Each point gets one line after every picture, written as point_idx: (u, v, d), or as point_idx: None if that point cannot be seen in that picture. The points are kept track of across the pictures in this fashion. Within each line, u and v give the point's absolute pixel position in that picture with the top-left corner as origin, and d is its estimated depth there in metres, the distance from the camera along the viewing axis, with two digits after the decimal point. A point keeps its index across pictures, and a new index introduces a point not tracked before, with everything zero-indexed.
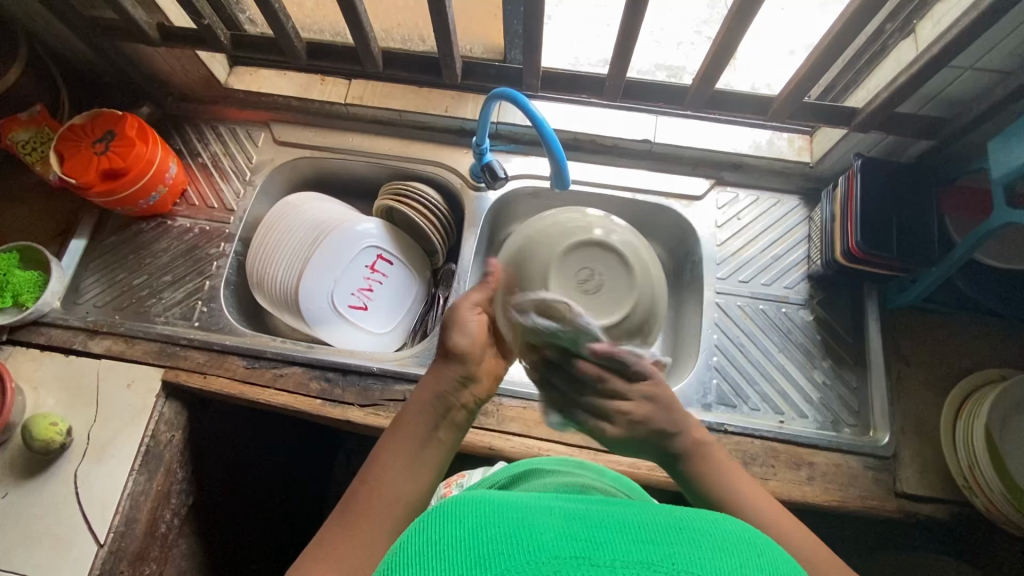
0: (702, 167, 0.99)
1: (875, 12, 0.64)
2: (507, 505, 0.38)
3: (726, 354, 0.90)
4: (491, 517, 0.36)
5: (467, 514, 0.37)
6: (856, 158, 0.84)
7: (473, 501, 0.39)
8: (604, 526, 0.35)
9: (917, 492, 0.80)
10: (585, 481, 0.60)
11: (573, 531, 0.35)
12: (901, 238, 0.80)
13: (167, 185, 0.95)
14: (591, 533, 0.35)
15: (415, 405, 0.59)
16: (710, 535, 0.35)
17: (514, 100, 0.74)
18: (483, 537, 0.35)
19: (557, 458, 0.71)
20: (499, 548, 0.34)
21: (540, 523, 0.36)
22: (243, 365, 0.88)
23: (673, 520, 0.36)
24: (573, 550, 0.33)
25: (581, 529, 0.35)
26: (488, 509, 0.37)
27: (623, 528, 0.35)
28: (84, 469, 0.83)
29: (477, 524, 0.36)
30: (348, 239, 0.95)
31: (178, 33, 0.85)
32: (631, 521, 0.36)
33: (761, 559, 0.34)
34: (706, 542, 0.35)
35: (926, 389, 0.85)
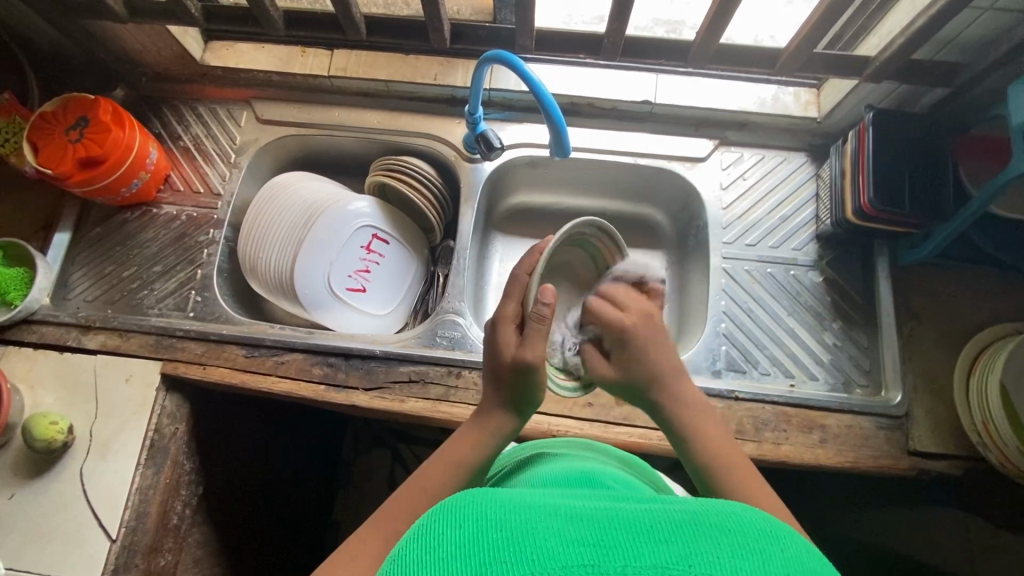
0: (705, 127, 0.95)
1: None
2: (514, 504, 0.37)
3: (735, 320, 0.88)
4: (496, 519, 0.35)
5: (469, 519, 0.36)
6: (867, 111, 0.80)
7: (477, 501, 0.37)
8: (616, 524, 0.34)
9: (929, 450, 0.80)
10: (598, 466, 0.60)
11: (581, 534, 0.34)
12: (914, 194, 0.77)
13: (148, 171, 0.91)
14: (602, 534, 0.33)
15: (466, 441, 0.58)
16: (728, 532, 0.34)
17: (509, 63, 0.70)
18: (487, 543, 0.34)
19: (565, 441, 0.70)
20: (504, 553, 0.33)
21: (546, 526, 0.34)
22: (243, 354, 0.86)
23: (687, 516, 0.35)
24: (581, 557, 0.32)
25: (590, 530, 0.34)
26: (491, 514, 0.36)
27: (633, 528, 0.34)
28: (90, 466, 0.82)
29: (481, 526, 0.35)
30: (342, 220, 0.92)
31: (146, 8, 0.79)
32: (640, 518, 0.35)
33: (784, 556, 0.33)
34: (723, 541, 0.33)
35: (938, 347, 0.84)
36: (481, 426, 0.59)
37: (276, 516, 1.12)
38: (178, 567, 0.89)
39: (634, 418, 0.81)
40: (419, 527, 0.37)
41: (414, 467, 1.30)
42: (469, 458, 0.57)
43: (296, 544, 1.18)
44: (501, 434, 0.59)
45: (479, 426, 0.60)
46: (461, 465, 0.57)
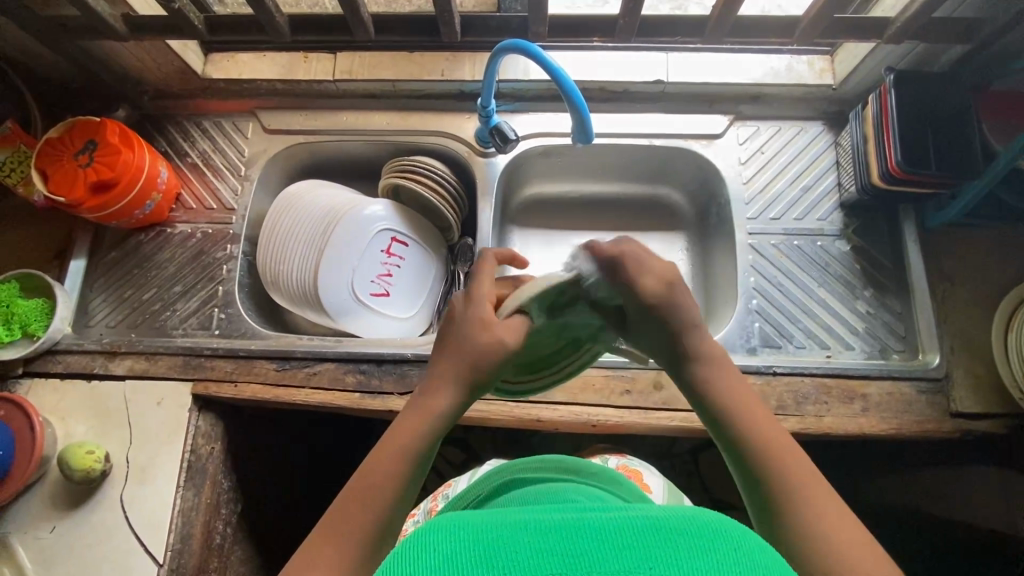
0: (720, 102, 0.94)
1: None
2: (481, 524, 0.37)
3: (766, 296, 0.87)
4: (467, 538, 0.35)
5: (442, 538, 0.35)
6: (887, 73, 0.79)
7: (447, 525, 0.37)
8: (583, 537, 0.35)
9: (972, 410, 0.79)
10: (583, 486, 0.57)
11: (547, 546, 0.34)
12: (942, 154, 0.76)
13: (160, 192, 0.90)
14: (569, 547, 0.34)
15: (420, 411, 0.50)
16: (690, 534, 0.34)
17: (527, 52, 0.68)
18: (458, 561, 0.34)
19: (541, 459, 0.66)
20: (475, 569, 0.33)
21: (514, 540, 0.35)
22: (273, 368, 0.85)
23: (650, 522, 0.35)
24: (552, 568, 0.33)
25: (556, 543, 0.34)
26: (461, 535, 0.36)
27: (599, 539, 0.34)
28: (129, 492, 0.81)
29: (450, 548, 0.34)
30: (359, 225, 0.90)
31: (147, 24, 0.77)
32: (604, 526, 0.35)
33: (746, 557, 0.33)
34: (684, 541, 0.34)
35: (973, 306, 0.83)
36: (430, 394, 0.51)
37: None
38: None
39: (675, 402, 0.80)
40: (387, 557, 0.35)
41: None
42: (415, 439, 0.49)
43: None
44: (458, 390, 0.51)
45: (426, 397, 0.51)
46: (410, 449, 0.48)
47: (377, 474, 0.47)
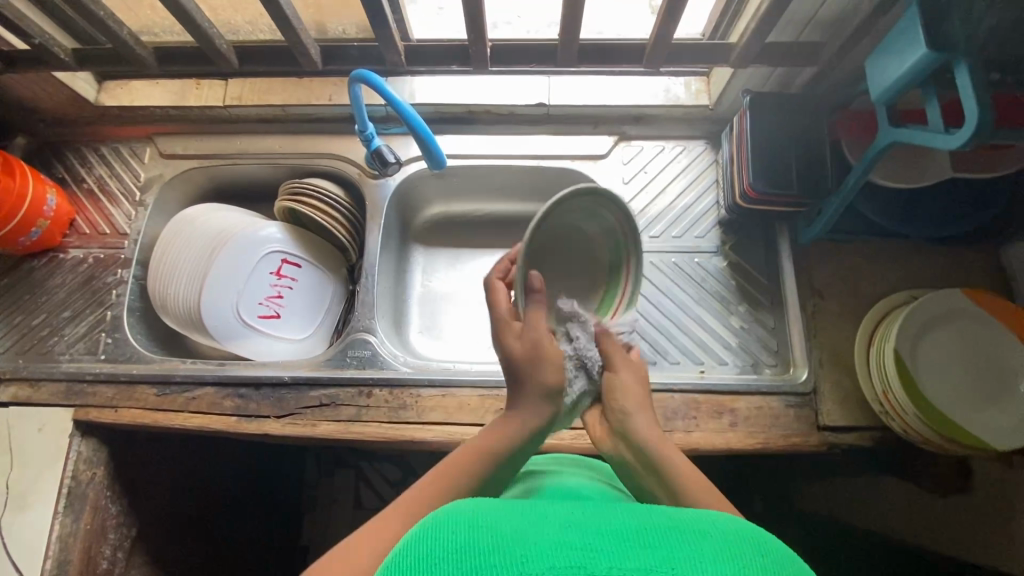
0: (603, 124, 0.96)
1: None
2: (504, 516, 0.37)
3: (643, 313, 0.89)
4: (486, 531, 0.36)
5: (461, 527, 0.36)
6: (744, 96, 0.81)
7: (464, 516, 0.37)
8: (605, 532, 0.36)
9: (838, 424, 0.81)
10: (587, 483, 0.58)
11: (571, 539, 0.35)
12: (795, 174, 0.78)
13: (48, 219, 0.91)
14: (591, 541, 0.35)
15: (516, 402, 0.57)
16: (706, 540, 0.35)
17: (371, 83, 0.72)
18: (482, 548, 0.34)
19: (549, 457, 0.70)
20: (492, 557, 0.34)
21: (540, 533, 0.35)
22: (154, 394, 0.85)
23: (669, 526, 0.36)
24: (570, 561, 0.33)
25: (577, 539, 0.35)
26: (480, 523, 0.37)
27: (624, 537, 0.35)
28: (6, 519, 0.82)
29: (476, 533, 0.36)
30: (246, 248, 0.92)
31: (15, 56, 0.78)
32: (625, 527, 0.36)
33: (762, 560, 0.34)
34: (704, 547, 0.34)
35: (843, 320, 0.85)
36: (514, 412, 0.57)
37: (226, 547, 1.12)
38: None
39: None
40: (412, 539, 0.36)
41: (377, 484, 1.31)
42: (500, 445, 0.55)
43: None
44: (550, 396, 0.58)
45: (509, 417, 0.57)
46: (486, 457, 0.54)
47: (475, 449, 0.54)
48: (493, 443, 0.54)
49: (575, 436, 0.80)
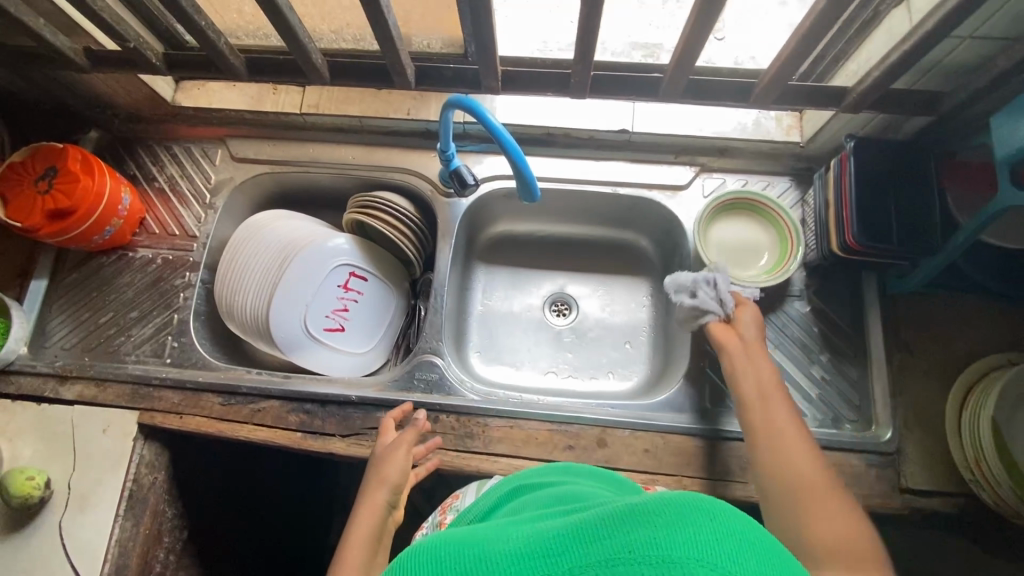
0: (684, 154, 0.93)
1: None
2: (460, 544, 0.38)
3: (720, 356, 0.86)
4: (443, 561, 0.37)
5: (422, 564, 0.37)
6: (848, 139, 0.78)
7: (427, 550, 0.39)
8: (560, 536, 0.35)
9: (922, 487, 0.77)
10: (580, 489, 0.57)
11: (528, 551, 0.35)
12: (900, 226, 0.74)
13: (122, 218, 0.91)
14: (547, 549, 0.35)
15: (369, 508, 0.69)
16: (661, 513, 0.33)
17: (472, 109, 0.72)
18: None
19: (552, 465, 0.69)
20: None
21: (491, 553, 0.36)
22: (220, 403, 0.85)
23: (621, 508, 0.35)
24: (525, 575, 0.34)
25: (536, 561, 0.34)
26: (440, 556, 0.37)
27: (579, 535, 0.34)
28: (68, 520, 0.82)
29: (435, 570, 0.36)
30: (317, 261, 0.90)
31: (105, 56, 0.77)
32: (579, 525, 0.35)
33: (716, 522, 0.33)
34: (658, 520, 0.33)
35: (931, 378, 0.81)
36: (382, 471, 0.72)
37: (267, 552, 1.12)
38: None
39: (617, 461, 0.79)
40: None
41: None
42: (382, 500, 0.70)
43: None
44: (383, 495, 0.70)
45: (383, 475, 0.72)
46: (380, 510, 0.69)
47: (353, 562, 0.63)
48: (363, 555, 0.64)
49: (646, 481, 0.77)
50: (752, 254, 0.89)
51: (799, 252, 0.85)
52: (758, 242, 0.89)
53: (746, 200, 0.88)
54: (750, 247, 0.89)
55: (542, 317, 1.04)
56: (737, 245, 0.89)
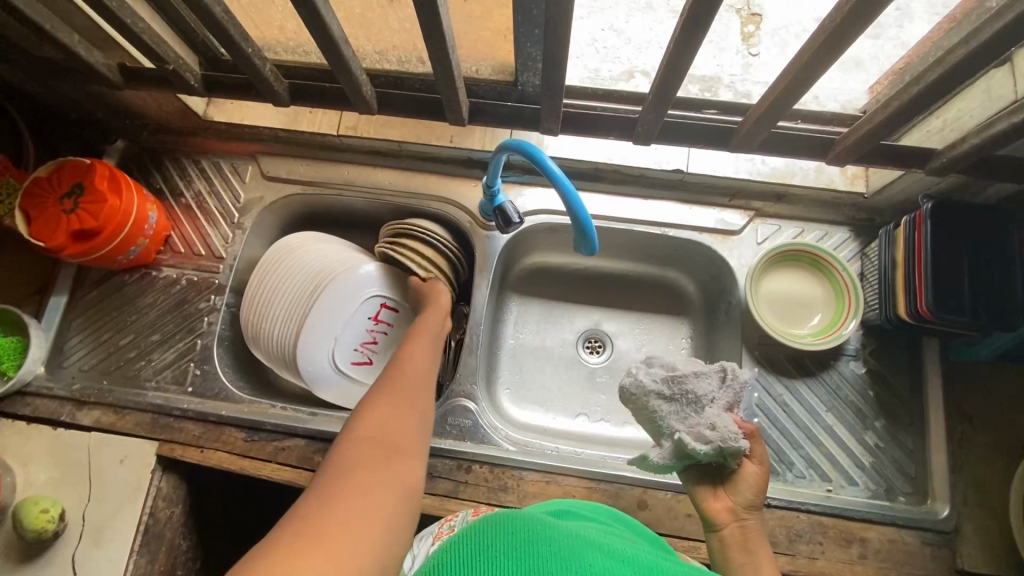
0: (740, 198, 0.88)
1: (994, 51, 0.50)
2: (538, 532, 0.45)
3: (769, 415, 0.81)
4: (522, 544, 0.44)
5: (507, 536, 0.45)
6: (924, 199, 0.73)
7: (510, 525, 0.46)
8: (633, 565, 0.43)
9: (979, 569, 0.73)
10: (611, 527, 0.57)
11: (606, 565, 0.42)
12: (978, 298, 0.70)
13: (147, 237, 0.87)
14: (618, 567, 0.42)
15: (422, 335, 0.76)
16: None
17: (528, 151, 0.67)
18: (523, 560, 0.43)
19: (596, 505, 0.66)
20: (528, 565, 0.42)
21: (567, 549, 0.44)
22: (243, 438, 0.81)
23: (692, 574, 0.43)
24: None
25: (626, 574, 0.42)
26: (523, 535, 0.45)
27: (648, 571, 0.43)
28: (81, 554, 0.78)
29: (534, 539, 0.44)
30: (349, 291, 0.86)
31: (141, 74, 0.73)
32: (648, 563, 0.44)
33: None
34: None
35: (992, 453, 0.77)
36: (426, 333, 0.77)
37: None
38: None
39: (658, 525, 0.75)
40: (477, 534, 0.47)
41: None
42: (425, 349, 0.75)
43: None
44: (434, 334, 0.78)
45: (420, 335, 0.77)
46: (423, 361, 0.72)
47: (408, 376, 0.68)
48: (420, 366, 0.71)
49: (689, 549, 0.74)
50: (805, 310, 0.84)
51: (857, 314, 0.80)
52: (813, 296, 0.84)
53: (801, 253, 0.83)
54: (802, 302, 0.84)
55: (575, 355, 0.99)
56: (789, 300, 0.85)
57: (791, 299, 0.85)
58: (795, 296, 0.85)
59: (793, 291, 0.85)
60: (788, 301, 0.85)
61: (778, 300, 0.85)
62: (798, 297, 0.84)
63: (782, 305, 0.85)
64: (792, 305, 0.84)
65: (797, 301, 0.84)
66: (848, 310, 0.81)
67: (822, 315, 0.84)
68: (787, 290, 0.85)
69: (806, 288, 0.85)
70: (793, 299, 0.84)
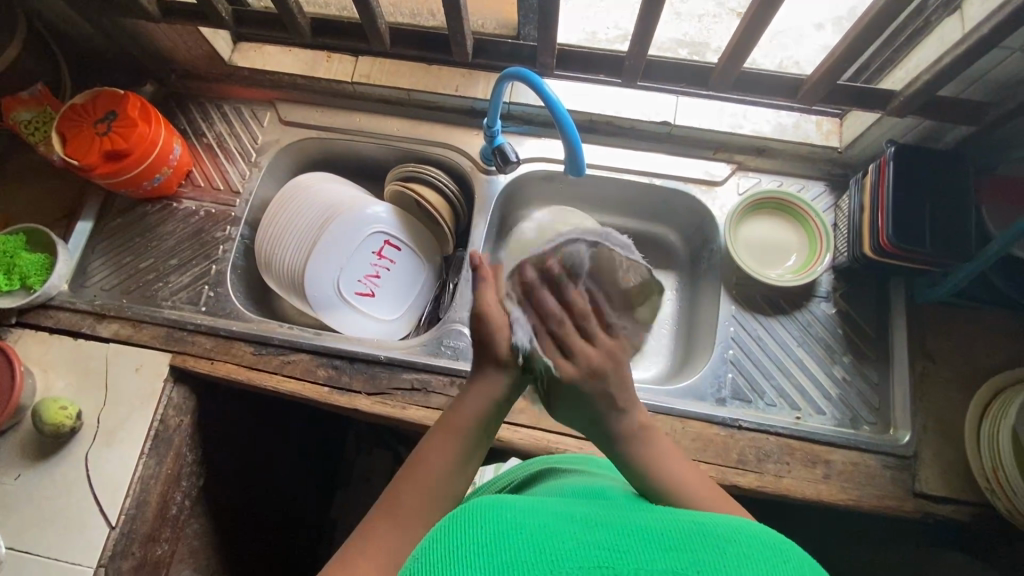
0: (723, 151, 0.94)
1: None
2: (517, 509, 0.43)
3: (743, 347, 0.87)
4: (503, 527, 0.40)
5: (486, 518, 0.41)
6: (888, 145, 0.79)
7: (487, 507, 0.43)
8: (630, 534, 0.40)
9: (938, 493, 0.78)
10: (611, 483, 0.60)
11: (598, 540, 0.39)
12: (936, 233, 0.75)
13: (171, 167, 0.93)
14: (614, 540, 0.39)
15: (453, 429, 0.58)
16: (731, 541, 0.39)
17: (527, 80, 0.74)
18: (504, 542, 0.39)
19: (573, 458, 0.72)
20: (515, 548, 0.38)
21: (556, 530, 0.40)
22: (250, 351, 0.87)
23: (698, 528, 0.41)
24: (598, 559, 0.38)
25: (604, 535, 0.40)
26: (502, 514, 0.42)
27: (650, 539, 0.39)
28: (94, 453, 0.83)
29: (505, 527, 0.40)
30: (356, 223, 0.93)
31: (177, 9, 0.81)
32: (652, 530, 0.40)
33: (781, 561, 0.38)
34: (729, 547, 0.39)
35: (952, 386, 0.82)
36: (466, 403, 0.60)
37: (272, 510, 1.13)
38: (174, 557, 0.91)
39: None
40: (439, 541, 0.41)
41: None
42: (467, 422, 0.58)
43: (288, 543, 1.19)
44: (478, 419, 0.59)
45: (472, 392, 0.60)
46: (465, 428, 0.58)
47: (459, 431, 0.58)
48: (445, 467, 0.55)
49: None
50: (780, 253, 0.91)
51: (828, 251, 0.87)
52: (788, 241, 0.91)
53: (776, 198, 0.90)
54: (777, 248, 0.91)
55: None
56: (766, 245, 0.91)
57: (768, 246, 0.91)
58: (770, 242, 0.91)
59: (769, 239, 0.91)
60: (764, 247, 0.91)
61: (755, 247, 0.91)
62: (773, 243, 0.91)
63: (759, 252, 0.91)
64: (768, 251, 0.91)
65: (772, 247, 0.91)
66: (822, 247, 0.88)
67: (797, 258, 0.90)
68: (764, 237, 0.91)
69: (779, 235, 0.91)
70: (769, 245, 0.91)
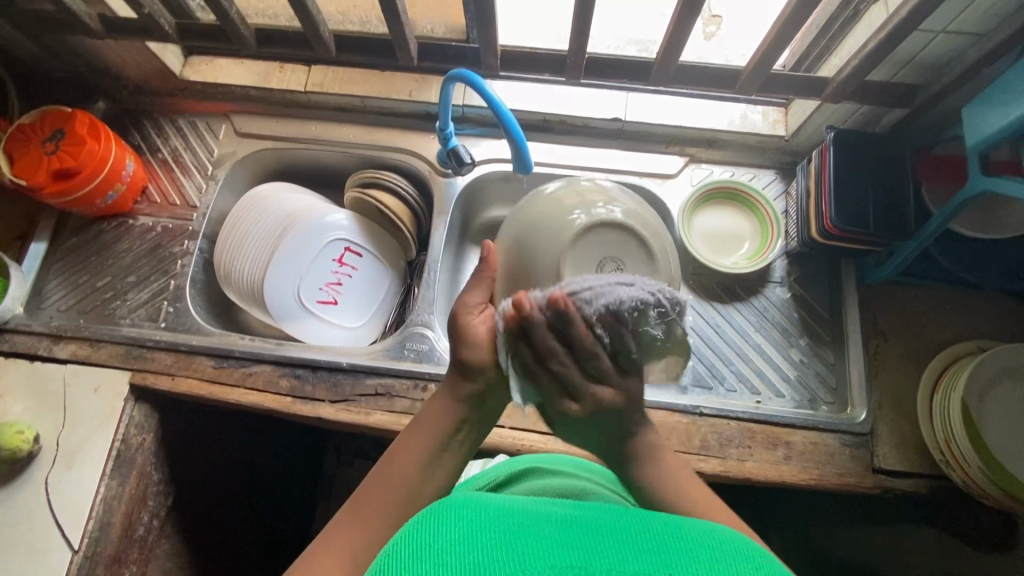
0: (676, 144, 0.96)
1: None
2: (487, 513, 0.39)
3: (702, 337, 0.88)
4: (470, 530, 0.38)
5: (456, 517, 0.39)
6: (829, 130, 0.81)
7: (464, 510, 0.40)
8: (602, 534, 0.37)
9: (894, 468, 0.79)
10: (589, 487, 0.60)
11: (570, 541, 0.36)
12: (878, 213, 0.77)
13: (125, 184, 0.92)
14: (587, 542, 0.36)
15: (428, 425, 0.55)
16: (709, 547, 0.36)
17: (470, 81, 0.75)
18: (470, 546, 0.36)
19: (560, 458, 0.72)
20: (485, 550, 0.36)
21: (525, 535, 0.37)
22: (211, 365, 0.86)
23: (675, 533, 0.37)
24: (571, 560, 0.35)
25: (577, 538, 0.37)
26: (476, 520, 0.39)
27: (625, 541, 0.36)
28: (55, 476, 0.82)
29: (472, 530, 0.37)
30: (314, 231, 0.92)
31: (121, 24, 0.81)
32: (628, 535, 0.37)
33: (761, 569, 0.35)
34: (707, 551, 0.36)
35: (905, 362, 0.84)
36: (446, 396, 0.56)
37: (247, 527, 1.11)
38: None
39: None
40: (405, 543, 0.38)
41: None
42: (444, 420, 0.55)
43: (269, 559, 1.17)
44: (443, 419, 0.55)
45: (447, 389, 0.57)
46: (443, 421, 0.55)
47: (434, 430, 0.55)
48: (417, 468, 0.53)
49: None
50: (734, 242, 0.93)
51: (779, 236, 0.89)
52: (740, 229, 0.93)
53: (725, 186, 0.91)
54: (731, 236, 0.93)
55: None
56: (720, 235, 0.93)
57: (722, 235, 0.93)
58: (724, 232, 0.93)
59: (723, 228, 0.93)
60: (718, 236, 0.93)
61: (709, 236, 0.93)
62: (725, 231, 0.93)
63: (713, 240, 0.93)
64: (723, 239, 0.93)
65: (727, 235, 0.93)
66: (773, 234, 0.90)
67: (750, 246, 0.92)
68: (718, 227, 0.93)
69: (732, 224, 0.93)
70: (723, 233, 0.93)
